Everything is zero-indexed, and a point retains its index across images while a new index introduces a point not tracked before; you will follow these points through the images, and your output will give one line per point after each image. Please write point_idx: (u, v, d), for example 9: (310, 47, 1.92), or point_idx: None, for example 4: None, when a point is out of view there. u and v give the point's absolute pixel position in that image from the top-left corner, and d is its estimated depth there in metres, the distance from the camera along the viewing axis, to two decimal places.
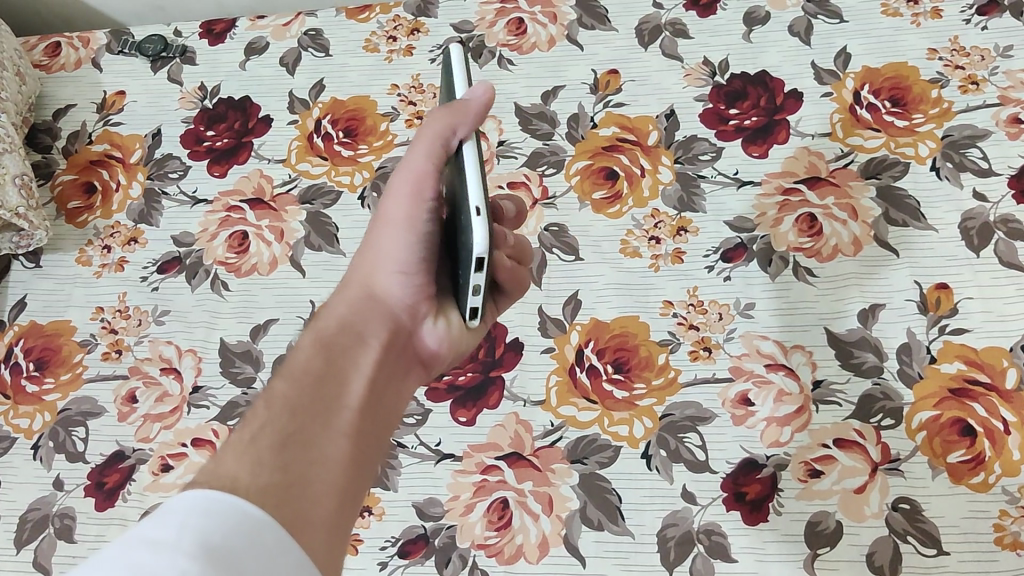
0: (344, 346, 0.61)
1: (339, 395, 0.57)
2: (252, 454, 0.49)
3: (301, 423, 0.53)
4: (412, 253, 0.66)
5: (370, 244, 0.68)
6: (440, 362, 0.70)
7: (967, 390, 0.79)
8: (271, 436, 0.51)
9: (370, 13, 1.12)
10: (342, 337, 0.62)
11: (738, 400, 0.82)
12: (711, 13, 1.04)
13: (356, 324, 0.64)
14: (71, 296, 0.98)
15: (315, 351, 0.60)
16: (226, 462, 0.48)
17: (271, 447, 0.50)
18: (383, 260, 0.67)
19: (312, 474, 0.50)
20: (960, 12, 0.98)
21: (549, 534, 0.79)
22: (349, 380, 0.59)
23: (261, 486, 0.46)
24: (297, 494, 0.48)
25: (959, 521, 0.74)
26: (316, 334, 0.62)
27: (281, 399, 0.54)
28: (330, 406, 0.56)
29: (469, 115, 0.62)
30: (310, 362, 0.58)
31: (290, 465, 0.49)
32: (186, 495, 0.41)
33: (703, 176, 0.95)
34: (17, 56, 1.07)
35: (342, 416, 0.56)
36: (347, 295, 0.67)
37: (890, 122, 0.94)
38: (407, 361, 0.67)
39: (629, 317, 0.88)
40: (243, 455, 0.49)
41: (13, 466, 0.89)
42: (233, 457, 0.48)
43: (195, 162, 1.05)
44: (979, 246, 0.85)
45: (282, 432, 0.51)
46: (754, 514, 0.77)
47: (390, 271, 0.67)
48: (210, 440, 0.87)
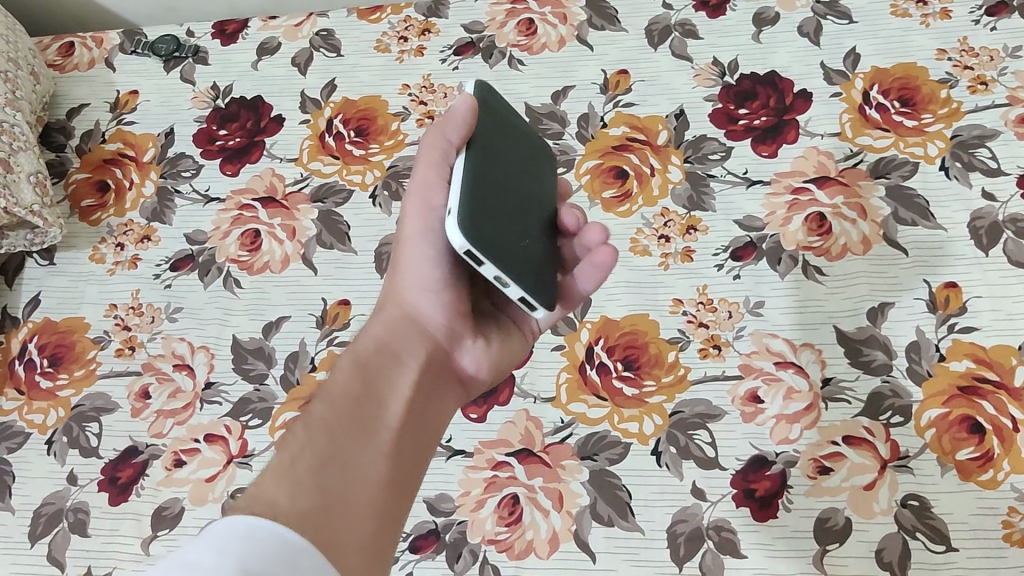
0: (382, 365, 0.62)
1: (378, 414, 0.58)
2: (292, 476, 0.50)
3: (340, 444, 0.54)
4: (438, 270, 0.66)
5: (398, 263, 0.68)
6: (475, 384, 0.71)
7: (976, 388, 0.79)
8: (312, 456, 0.52)
9: (381, 14, 1.13)
10: (378, 358, 0.63)
11: (748, 397, 0.83)
12: (721, 13, 1.05)
13: (390, 347, 0.64)
14: (85, 294, 0.99)
15: (353, 370, 0.61)
16: (269, 483, 0.49)
17: (312, 468, 0.51)
18: (416, 280, 0.67)
19: (352, 494, 0.51)
20: (969, 13, 0.99)
21: (559, 530, 0.79)
22: (386, 400, 0.60)
23: (304, 509, 0.47)
24: (338, 515, 0.49)
25: (968, 518, 0.74)
26: (352, 355, 0.63)
27: (322, 419, 0.55)
28: (367, 428, 0.57)
29: (455, 123, 0.64)
30: (348, 384, 0.59)
31: (330, 486, 0.51)
32: (228, 519, 0.41)
33: (713, 175, 0.95)
34: (31, 55, 1.07)
35: (380, 438, 0.57)
36: (384, 316, 0.67)
37: (899, 122, 0.94)
38: (442, 381, 0.67)
39: (639, 315, 0.89)
40: (284, 476, 0.50)
41: (27, 460, 0.89)
42: (274, 478, 0.50)
43: (208, 161, 1.05)
44: (988, 245, 0.86)
45: (323, 453, 0.53)
46: (763, 511, 0.77)
47: (419, 290, 0.67)
48: (223, 436, 0.87)
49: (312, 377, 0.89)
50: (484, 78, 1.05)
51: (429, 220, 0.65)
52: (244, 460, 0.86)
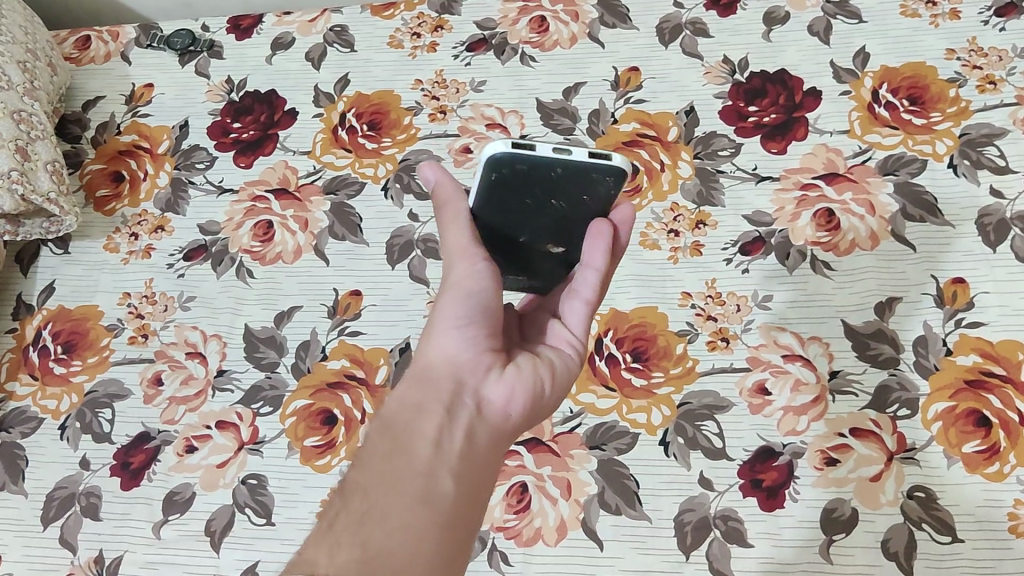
0: (408, 414, 0.58)
1: (410, 458, 0.55)
2: (331, 540, 0.50)
3: (377, 497, 0.53)
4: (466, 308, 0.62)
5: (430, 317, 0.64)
6: (532, 414, 0.63)
7: (983, 382, 0.80)
8: (347, 519, 0.52)
9: (395, 10, 1.14)
10: (404, 411, 0.59)
11: (756, 389, 0.83)
12: (732, 12, 1.06)
13: (414, 397, 0.59)
14: (99, 282, 1.00)
15: (381, 432, 0.58)
16: (309, 552, 0.50)
17: (346, 528, 0.51)
18: (440, 322, 0.62)
19: (390, 541, 0.49)
20: (978, 14, 1.00)
21: (567, 518, 0.80)
22: (418, 442, 0.56)
23: (341, 563, 0.48)
24: (377, 561, 0.48)
25: (973, 509, 0.75)
26: (383, 417, 0.60)
27: (356, 486, 0.54)
28: (405, 473, 0.54)
29: (448, 185, 0.66)
30: (382, 441, 0.57)
31: (368, 538, 0.50)
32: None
33: (722, 171, 0.96)
34: (48, 48, 1.09)
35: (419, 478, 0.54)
36: (413, 370, 0.62)
37: (908, 120, 0.95)
38: (481, 420, 0.59)
39: (648, 308, 0.90)
40: (324, 541, 0.50)
41: (40, 445, 0.90)
42: (315, 546, 0.50)
43: (222, 153, 1.07)
44: (995, 241, 0.86)
45: (356, 514, 0.52)
46: (770, 501, 0.78)
47: (448, 329, 0.62)
48: (234, 423, 0.88)
49: (324, 366, 0.90)
50: (496, 74, 1.06)
51: (467, 269, 0.63)
52: (255, 447, 0.86)
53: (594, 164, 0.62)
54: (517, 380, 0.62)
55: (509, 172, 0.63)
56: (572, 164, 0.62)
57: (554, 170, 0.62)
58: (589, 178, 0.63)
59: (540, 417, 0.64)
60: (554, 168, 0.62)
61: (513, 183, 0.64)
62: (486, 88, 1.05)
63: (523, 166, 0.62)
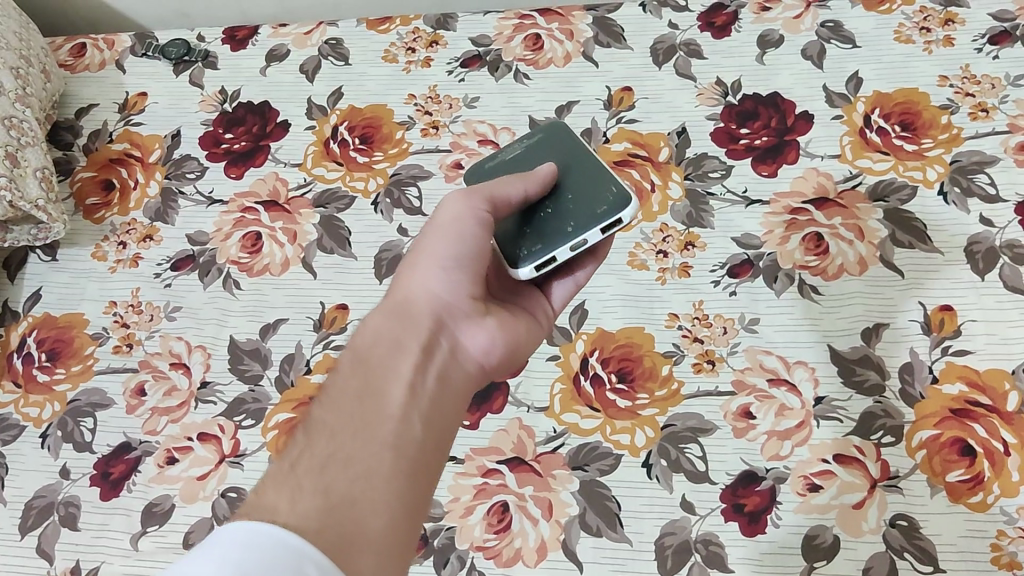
0: (383, 354, 0.58)
1: (381, 403, 0.55)
2: (291, 482, 0.49)
3: (344, 440, 0.52)
4: (452, 245, 0.64)
5: (410, 257, 0.65)
6: (502, 366, 0.67)
7: (968, 411, 0.79)
8: (310, 461, 0.50)
9: (390, 25, 1.14)
10: (379, 348, 0.58)
11: (740, 413, 0.83)
12: (726, 34, 1.06)
13: (393, 333, 0.60)
14: (85, 290, 1.00)
15: (352, 367, 0.58)
16: (268, 493, 0.48)
17: (310, 470, 0.49)
18: (429, 256, 0.64)
19: (355, 490, 0.49)
20: (972, 41, 0.99)
21: (547, 539, 0.79)
22: (389, 387, 0.56)
23: (306, 509, 0.46)
24: (345, 509, 0.47)
25: (956, 540, 0.74)
26: (353, 350, 0.59)
27: (320, 426, 0.53)
28: (371, 415, 0.54)
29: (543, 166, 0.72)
30: (349, 378, 0.56)
31: (332, 486, 0.49)
32: (232, 526, 0.42)
33: (712, 193, 0.96)
34: (43, 54, 1.09)
35: (388, 424, 0.53)
36: (388, 307, 0.63)
37: (899, 146, 0.95)
38: (452, 369, 0.61)
39: (634, 329, 0.89)
40: (282, 483, 0.49)
41: (20, 453, 0.90)
42: (273, 486, 0.49)
43: (213, 164, 1.06)
44: (984, 270, 0.86)
45: (321, 457, 0.50)
46: (751, 526, 0.77)
47: (434, 267, 0.63)
48: (216, 435, 0.88)
49: (307, 380, 0.89)
50: (489, 91, 1.06)
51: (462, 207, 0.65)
52: (236, 460, 0.86)
53: (541, 248, 0.70)
54: (493, 339, 0.65)
55: (572, 198, 0.72)
56: (556, 240, 0.70)
57: (566, 231, 0.70)
58: (532, 233, 0.71)
59: (502, 373, 0.67)
60: (567, 225, 0.71)
61: (591, 205, 0.71)
62: (479, 104, 1.05)
63: (574, 202, 0.72)
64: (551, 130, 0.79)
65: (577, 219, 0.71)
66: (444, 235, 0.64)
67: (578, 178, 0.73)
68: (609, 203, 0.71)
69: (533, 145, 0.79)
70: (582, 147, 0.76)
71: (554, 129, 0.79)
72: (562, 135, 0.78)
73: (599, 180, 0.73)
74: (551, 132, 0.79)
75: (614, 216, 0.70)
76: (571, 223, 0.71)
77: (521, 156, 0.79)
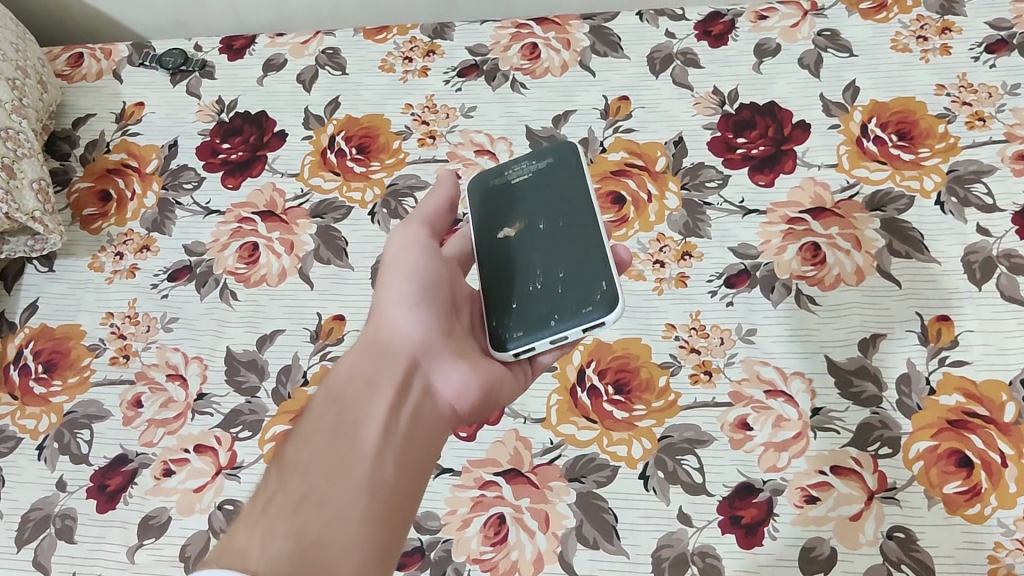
0: (356, 397, 0.62)
1: (353, 448, 0.58)
2: (264, 524, 0.52)
3: (316, 481, 0.55)
4: (413, 285, 0.69)
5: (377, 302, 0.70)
6: (476, 410, 0.70)
7: (965, 422, 0.79)
8: (285, 501, 0.53)
9: (387, 34, 1.14)
10: (351, 390, 0.63)
11: (738, 424, 0.83)
12: (723, 43, 1.06)
13: (365, 375, 0.64)
14: (82, 301, 1.00)
15: (325, 411, 0.61)
16: (242, 536, 0.51)
17: (283, 512, 0.52)
18: (393, 298, 0.69)
19: (327, 531, 0.52)
20: (969, 50, 0.99)
21: (544, 551, 0.79)
22: (361, 432, 0.60)
23: (276, 552, 0.49)
24: (317, 550, 0.50)
25: (954, 552, 0.74)
26: (326, 395, 0.63)
27: (293, 466, 0.57)
28: (343, 459, 0.57)
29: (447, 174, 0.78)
30: (322, 423, 0.60)
31: (304, 527, 0.51)
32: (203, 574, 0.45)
33: (709, 203, 0.96)
34: (40, 64, 1.09)
35: (358, 467, 0.57)
36: (360, 348, 0.67)
37: (896, 155, 0.94)
38: (426, 408, 0.65)
39: (631, 340, 0.89)
40: (256, 525, 0.52)
41: (17, 465, 0.90)
42: (247, 529, 0.51)
43: (210, 174, 1.06)
44: (981, 279, 0.86)
45: (296, 496, 0.54)
46: (748, 538, 0.77)
47: (401, 306, 0.68)
48: (213, 447, 0.88)
49: (304, 391, 0.89)
50: (486, 100, 1.06)
51: (416, 254, 0.71)
52: (232, 472, 0.86)
53: (521, 338, 0.70)
54: (468, 380, 0.68)
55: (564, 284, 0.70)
56: (538, 331, 0.70)
57: (548, 325, 0.69)
58: (517, 317, 0.71)
59: (483, 414, 0.71)
60: (551, 318, 0.69)
61: (580, 297, 0.69)
62: (476, 113, 1.05)
63: (563, 291, 0.70)
64: (563, 170, 0.77)
65: (560, 313, 0.69)
66: (401, 275, 0.70)
67: (576, 257, 0.71)
68: (595, 304, 0.68)
69: (544, 180, 0.77)
70: (590, 209, 0.73)
71: (566, 168, 0.77)
72: (573, 178, 0.76)
73: (595, 265, 0.70)
74: (563, 171, 0.77)
75: (596, 318, 0.68)
76: (555, 317, 0.69)
77: (529, 189, 0.77)
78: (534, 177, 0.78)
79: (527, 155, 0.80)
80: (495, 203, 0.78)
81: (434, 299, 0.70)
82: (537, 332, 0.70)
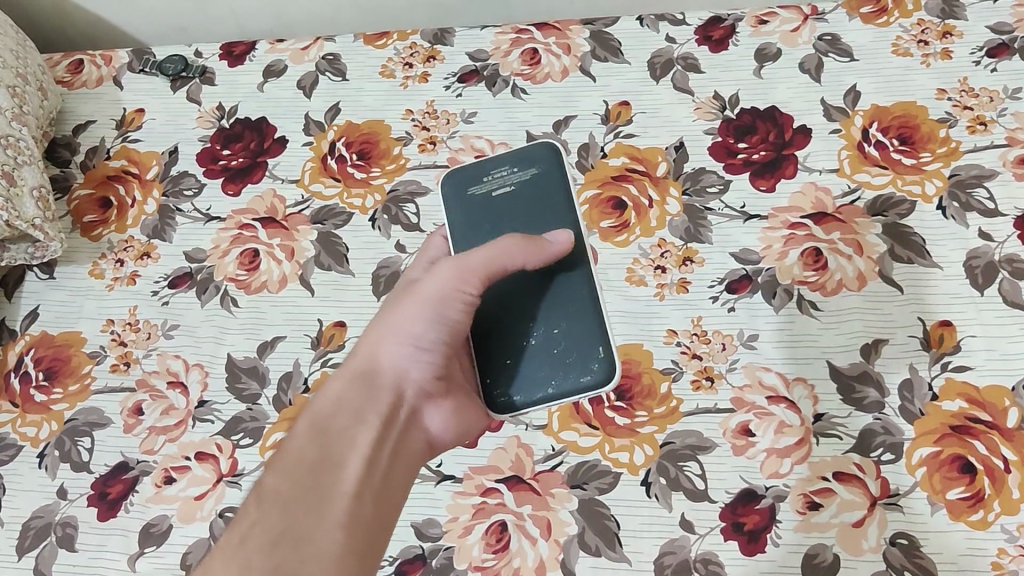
0: (343, 427, 0.63)
1: (335, 482, 0.59)
2: (241, 560, 0.53)
3: (295, 516, 0.56)
4: (425, 330, 0.67)
5: (379, 326, 0.68)
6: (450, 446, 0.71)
7: (968, 427, 0.79)
8: (262, 538, 0.55)
9: (387, 39, 1.13)
10: (337, 419, 0.63)
11: (740, 430, 0.83)
12: (724, 48, 1.05)
13: (353, 404, 0.64)
14: (83, 308, 1.00)
15: (311, 439, 0.62)
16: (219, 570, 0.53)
17: (260, 548, 0.54)
18: (399, 338, 0.67)
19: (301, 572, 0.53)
20: (970, 54, 0.99)
21: (546, 558, 0.79)
22: (344, 466, 0.60)
23: None
24: None
25: (957, 558, 0.74)
26: (312, 419, 0.64)
27: (274, 495, 0.58)
28: (323, 493, 0.58)
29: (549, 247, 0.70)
30: (306, 453, 0.61)
31: (278, 568, 0.53)
32: None
33: (711, 209, 0.95)
34: (40, 71, 1.08)
35: (337, 503, 0.58)
36: (350, 371, 0.66)
37: (897, 160, 0.94)
38: (406, 445, 0.66)
39: (633, 346, 0.89)
40: (234, 559, 0.54)
41: (18, 473, 0.90)
42: (225, 562, 0.54)
43: (211, 180, 1.06)
44: (983, 284, 0.86)
45: (272, 533, 0.55)
46: (751, 545, 0.77)
47: (404, 347, 0.67)
48: (214, 454, 0.87)
49: (305, 399, 0.89)
50: (487, 106, 1.06)
51: (444, 297, 0.67)
52: (233, 479, 0.86)
53: (518, 402, 0.71)
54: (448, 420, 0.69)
55: (561, 342, 0.71)
56: (535, 394, 0.71)
57: (545, 391, 0.71)
58: (512, 375, 0.72)
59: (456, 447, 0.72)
60: (548, 383, 0.71)
61: (578, 365, 0.70)
62: (476, 119, 1.05)
63: (560, 353, 0.71)
64: (548, 191, 0.76)
65: (557, 377, 0.71)
66: (417, 318, 0.67)
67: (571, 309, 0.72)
68: (594, 374, 0.70)
69: (530, 201, 0.76)
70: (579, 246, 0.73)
71: (551, 186, 0.76)
72: (558, 202, 0.75)
73: (591, 322, 0.71)
74: (548, 193, 0.76)
75: (595, 388, 0.70)
76: (553, 383, 0.71)
77: (514, 203, 0.76)
78: (517, 191, 0.77)
79: (509, 157, 0.78)
80: (479, 216, 0.77)
81: (441, 342, 0.67)
82: (533, 397, 0.71)
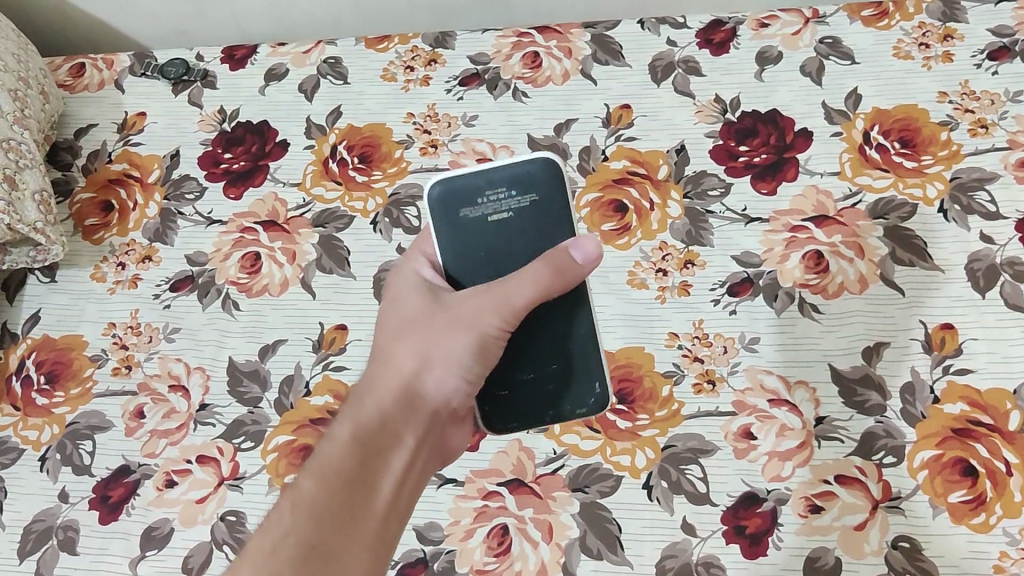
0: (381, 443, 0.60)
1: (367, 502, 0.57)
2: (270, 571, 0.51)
3: (326, 531, 0.54)
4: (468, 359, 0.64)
5: (426, 341, 0.64)
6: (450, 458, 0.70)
7: (970, 430, 0.79)
8: (292, 550, 0.53)
9: (388, 43, 1.13)
10: (377, 435, 0.60)
11: (741, 433, 0.83)
12: (725, 52, 1.05)
13: (393, 421, 0.62)
14: (85, 312, 1.00)
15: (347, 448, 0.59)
16: None
17: (291, 562, 0.52)
18: (445, 361, 0.64)
19: None
20: (971, 57, 0.99)
21: (548, 561, 0.79)
22: (379, 484, 0.58)
23: None
24: None
25: (960, 561, 0.74)
26: (350, 424, 0.61)
27: (306, 503, 0.55)
28: (356, 512, 0.56)
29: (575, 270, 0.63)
30: (342, 463, 0.58)
31: None
32: None
33: (712, 211, 0.95)
34: (42, 75, 1.08)
35: (368, 524, 0.56)
36: (390, 382, 0.63)
37: (898, 163, 0.94)
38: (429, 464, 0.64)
39: (635, 349, 0.89)
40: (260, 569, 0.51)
41: (20, 476, 0.90)
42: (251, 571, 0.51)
43: (212, 184, 1.06)
44: (984, 287, 0.86)
45: (304, 547, 0.53)
46: (753, 548, 0.77)
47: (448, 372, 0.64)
48: (215, 458, 0.87)
49: (307, 402, 0.89)
50: (488, 109, 1.06)
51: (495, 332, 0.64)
52: (235, 483, 0.86)
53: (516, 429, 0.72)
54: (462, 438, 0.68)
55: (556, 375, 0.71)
56: (530, 420, 0.72)
57: (544, 419, 0.72)
58: (506, 402, 0.71)
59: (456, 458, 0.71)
60: (547, 413, 0.72)
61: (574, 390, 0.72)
62: (477, 122, 1.05)
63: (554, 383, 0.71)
64: (548, 219, 0.70)
65: (554, 406, 0.72)
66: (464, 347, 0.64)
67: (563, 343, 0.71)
68: (592, 405, 0.72)
69: (530, 231, 0.70)
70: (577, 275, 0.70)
71: (553, 215, 0.70)
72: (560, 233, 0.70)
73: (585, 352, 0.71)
74: (548, 222, 0.70)
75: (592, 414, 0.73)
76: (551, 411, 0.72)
77: (512, 234, 0.70)
78: (514, 219, 0.70)
79: (505, 176, 0.70)
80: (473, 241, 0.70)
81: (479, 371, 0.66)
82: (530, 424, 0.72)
